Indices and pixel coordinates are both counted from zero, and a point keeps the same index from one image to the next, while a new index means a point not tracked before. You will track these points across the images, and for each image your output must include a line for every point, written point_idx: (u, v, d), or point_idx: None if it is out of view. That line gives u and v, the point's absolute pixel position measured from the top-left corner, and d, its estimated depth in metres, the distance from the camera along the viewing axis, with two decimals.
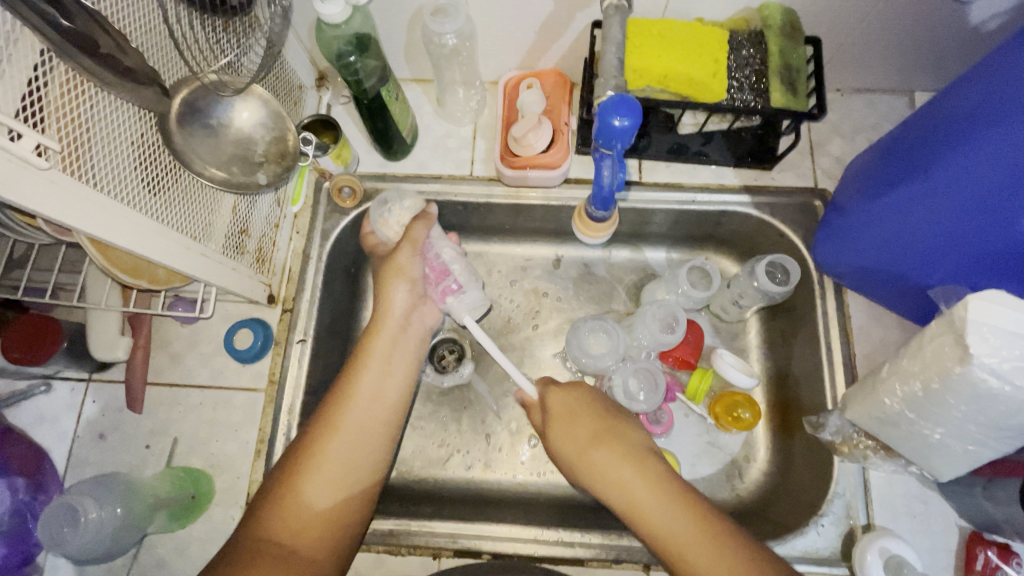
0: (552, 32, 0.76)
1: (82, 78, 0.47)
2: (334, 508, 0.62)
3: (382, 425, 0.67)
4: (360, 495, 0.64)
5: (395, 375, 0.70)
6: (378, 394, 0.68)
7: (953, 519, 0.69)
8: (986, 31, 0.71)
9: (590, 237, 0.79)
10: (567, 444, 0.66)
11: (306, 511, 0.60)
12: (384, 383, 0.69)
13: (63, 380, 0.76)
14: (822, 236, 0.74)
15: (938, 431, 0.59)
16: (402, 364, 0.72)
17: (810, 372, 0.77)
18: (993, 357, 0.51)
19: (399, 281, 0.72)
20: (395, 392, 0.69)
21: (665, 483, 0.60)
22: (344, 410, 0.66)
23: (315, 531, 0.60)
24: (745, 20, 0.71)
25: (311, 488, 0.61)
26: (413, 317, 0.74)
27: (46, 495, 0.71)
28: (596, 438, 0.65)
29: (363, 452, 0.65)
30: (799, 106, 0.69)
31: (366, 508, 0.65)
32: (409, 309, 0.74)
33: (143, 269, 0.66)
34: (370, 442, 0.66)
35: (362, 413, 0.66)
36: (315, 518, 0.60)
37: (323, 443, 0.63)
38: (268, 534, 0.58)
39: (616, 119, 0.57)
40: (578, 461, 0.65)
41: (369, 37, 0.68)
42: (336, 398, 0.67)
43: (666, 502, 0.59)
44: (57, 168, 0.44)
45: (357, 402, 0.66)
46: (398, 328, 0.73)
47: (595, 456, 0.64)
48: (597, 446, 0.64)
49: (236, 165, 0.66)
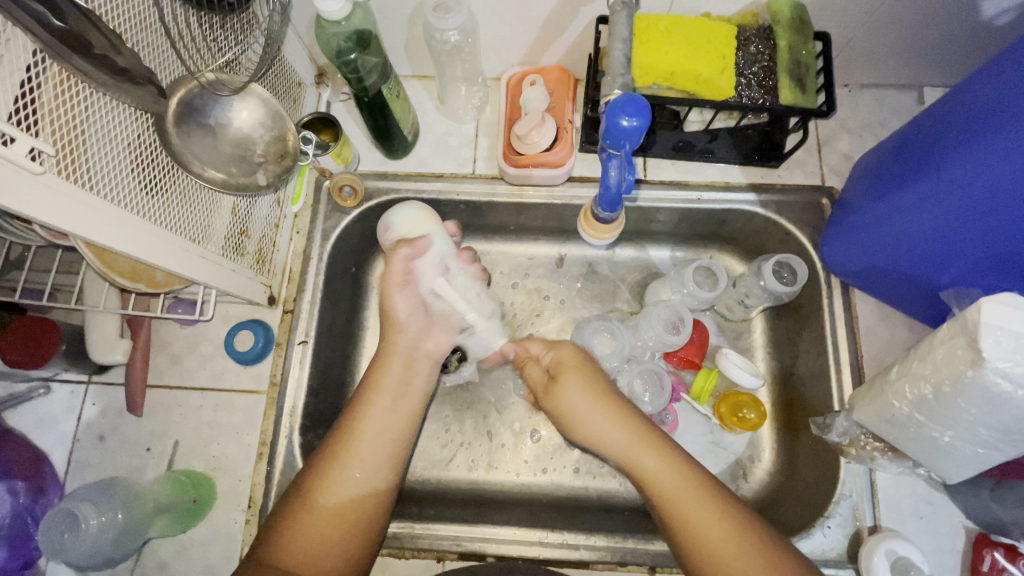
0: (557, 27, 0.74)
1: (75, 79, 0.46)
2: (335, 540, 0.60)
3: (390, 464, 0.65)
4: (367, 528, 0.62)
5: (401, 414, 0.67)
6: (387, 432, 0.66)
7: (960, 520, 0.69)
8: (997, 27, 0.70)
9: (594, 237, 0.78)
10: (574, 402, 0.64)
11: (312, 541, 0.59)
12: (394, 419, 0.66)
13: (62, 382, 0.75)
14: (832, 235, 0.73)
15: (948, 434, 0.58)
16: (415, 398, 0.69)
17: (815, 372, 0.76)
18: (1005, 361, 0.50)
19: (399, 322, 0.71)
20: (402, 432, 0.67)
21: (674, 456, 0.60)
22: (348, 451, 0.63)
23: (320, 558, 0.59)
24: (753, 15, 0.70)
25: (315, 527, 0.60)
26: (418, 351, 0.71)
27: (47, 499, 0.71)
28: (604, 398, 0.64)
29: (370, 485, 0.63)
30: (808, 104, 0.68)
31: (374, 531, 0.63)
32: (413, 344, 0.71)
33: (141, 271, 0.65)
34: (378, 476, 0.64)
35: (368, 458, 0.64)
36: (317, 551, 0.59)
37: (328, 479, 0.62)
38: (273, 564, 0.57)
39: (624, 118, 0.56)
40: (583, 416, 0.64)
41: (370, 32, 0.66)
42: (341, 432, 0.65)
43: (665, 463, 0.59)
44: (52, 172, 0.43)
45: (363, 442, 0.64)
46: (404, 364, 0.70)
47: (599, 416, 0.63)
48: (603, 407, 0.63)
49: (235, 165, 0.65)
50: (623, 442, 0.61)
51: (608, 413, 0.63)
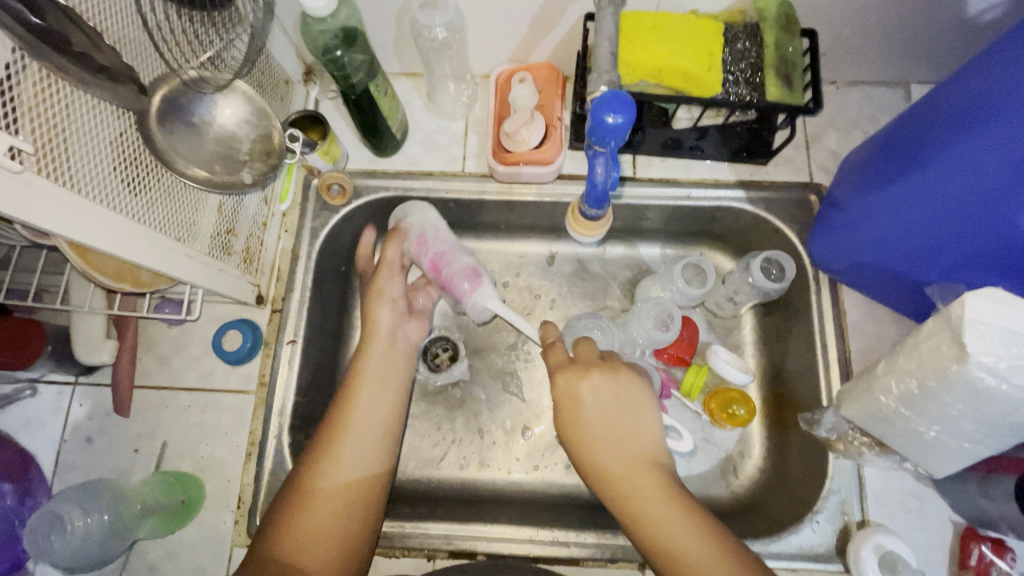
0: (545, 24, 0.74)
1: (55, 77, 0.45)
2: (338, 523, 0.60)
3: (382, 443, 0.66)
4: (366, 509, 0.62)
5: (388, 393, 0.69)
6: (377, 410, 0.67)
7: (948, 514, 0.69)
8: (982, 24, 0.70)
9: (583, 234, 0.78)
10: (587, 430, 0.62)
11: (318, 525, 0.59)
12: (383, 399, 0.68)
13: (49, 383, 0.75)
14: (819, 232, 0.73)
15: (934, 429, 0.59)
16: (401, 373, 0.71)
17: (804, 368, 0.77)
18: (989, 355, 0.50)
19: (382, 302, 0.73)
20: (391, 411, 0.68)
21: (690, 514, 0.57)
22: (341, 430, 0.64)
23: (324, 545, 0.58)
24: (740, 12, 0.70)
25: (318, 509, 0.59)
26: (398, 335, 0.74)
27: (34, 501, 0.70)
28: (618, 436, 0.61)
29: (366, 464, 0.64)
30: (795, 100, 0.67)
31: (373, 514, 0.63)
32: (393, 327, 0.73)
33: (127, 272, 0.65)
34: (374, 456, 0.65)
35: (360, 435, 0.65)
36: (321, 536, 0.58)
37: (325, 463, 0.62)
38: (278, 553, 0.56)
39: (609, 115, 0.56)
40: (594, 449, 0.61)
41: (356, 30, 0.66)
42: (332, 414, 0.66)
43: (678, 518, 0.57)
44: (31, 171, 0.43)
45: (355, 420, 0.65)
46: (386, 345, 0.72)
47: (612, 454, 0.61)
48: (617, 443, 0.61)
49: (219, 163, 0.64)
50: (636, 488, 0.59)
51: (617, 453, 0.61)
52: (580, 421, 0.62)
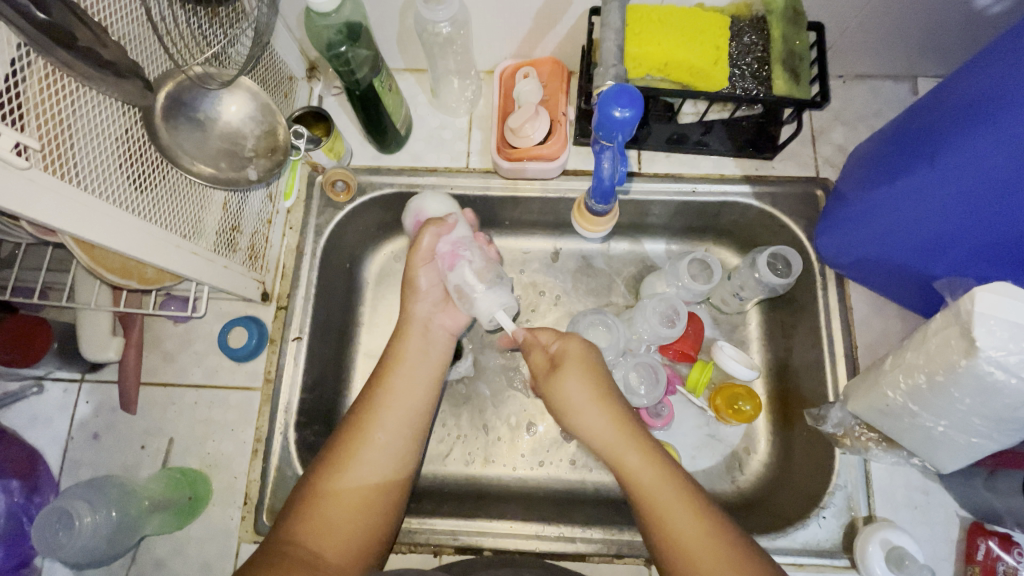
0: (549, 19, 0.74)
1: (60, 73, 0.45)
2: (360, 514, 0.59)
3: (411, 435, 0.65)
4: (387, 502, 0.61)
5: (420, 384, 0.68)
6: (409, 402, 0.66)
7: (954, 509, 0.69)
8: (990, 17, 0.70)
9: (588, 229, 0.78)
10: (568, 390, 0.62)
11: (338, 515, 0.58)
12: (415, 390, 0.67)
13: (55, 380, 0.75)
14: (825, 226, 0.73)
15: (942, 424, 0.58)
16: (433, 365, 0.70)
17: (810, 363, 0.76)
18: (999, 350, 0.50)
19: (417, 292, 0.73)
20: (422, 402, 0.67)
21: (672, 467, 0.57)
22: (370, 419, 0.63)
23: (343, 538, 0.57)
24: (746, 6, 0.69)
25: (343, 496, 0.59)
26: (435, 323, 0.73)
27: (42, 498, 0.70)
28: (601, 393, 0.62)
29: (393, 455, 0.63)
30: (802, 93, 0.67)
31: (393, 508, 0.62)
32: (430, 315, 0.73)
33: (133, 268, 0.65)
34: (401, 447, 0.64)
35: (389, 422, 0.64)
36: (341, 525, 0.57)
37: (350, 452, 0.61)
38: (297, 540, 0.55)
39: (617, 109, 0.56)
40: (575, 407, 0.62)
41: (360, 25, 0.66)
42: (361, 405, 0.65)
43: (662, 472, 0.57)
44: (38, 167, 0.43)
45: (386, 410, 0.64)
46: (421, 333, 0.72)
47: (595, 411, 0.61)
48: (600, 400, 0.61)
49: (224, 159, 0.64)
50: (616, 442, 0.59)
51: (599, 408, 0.61)
52: (562, 381, 0.63)
